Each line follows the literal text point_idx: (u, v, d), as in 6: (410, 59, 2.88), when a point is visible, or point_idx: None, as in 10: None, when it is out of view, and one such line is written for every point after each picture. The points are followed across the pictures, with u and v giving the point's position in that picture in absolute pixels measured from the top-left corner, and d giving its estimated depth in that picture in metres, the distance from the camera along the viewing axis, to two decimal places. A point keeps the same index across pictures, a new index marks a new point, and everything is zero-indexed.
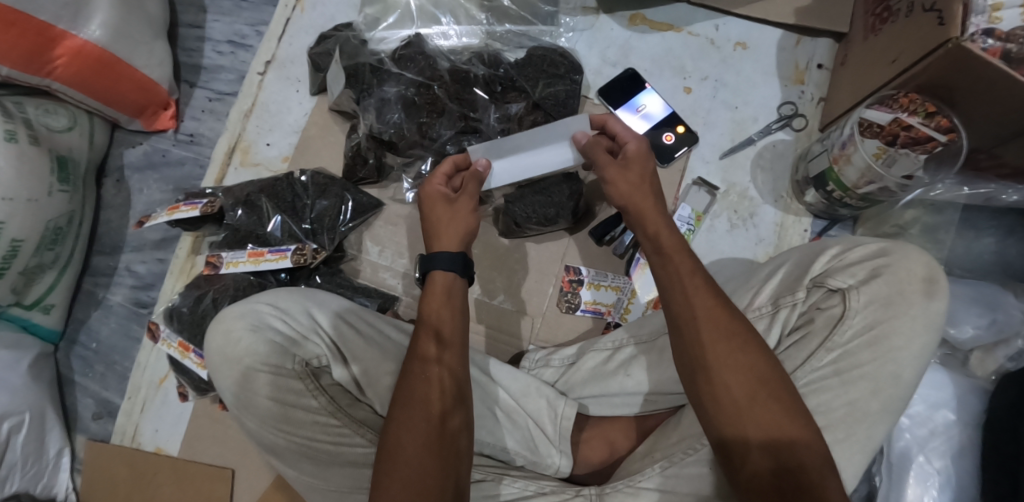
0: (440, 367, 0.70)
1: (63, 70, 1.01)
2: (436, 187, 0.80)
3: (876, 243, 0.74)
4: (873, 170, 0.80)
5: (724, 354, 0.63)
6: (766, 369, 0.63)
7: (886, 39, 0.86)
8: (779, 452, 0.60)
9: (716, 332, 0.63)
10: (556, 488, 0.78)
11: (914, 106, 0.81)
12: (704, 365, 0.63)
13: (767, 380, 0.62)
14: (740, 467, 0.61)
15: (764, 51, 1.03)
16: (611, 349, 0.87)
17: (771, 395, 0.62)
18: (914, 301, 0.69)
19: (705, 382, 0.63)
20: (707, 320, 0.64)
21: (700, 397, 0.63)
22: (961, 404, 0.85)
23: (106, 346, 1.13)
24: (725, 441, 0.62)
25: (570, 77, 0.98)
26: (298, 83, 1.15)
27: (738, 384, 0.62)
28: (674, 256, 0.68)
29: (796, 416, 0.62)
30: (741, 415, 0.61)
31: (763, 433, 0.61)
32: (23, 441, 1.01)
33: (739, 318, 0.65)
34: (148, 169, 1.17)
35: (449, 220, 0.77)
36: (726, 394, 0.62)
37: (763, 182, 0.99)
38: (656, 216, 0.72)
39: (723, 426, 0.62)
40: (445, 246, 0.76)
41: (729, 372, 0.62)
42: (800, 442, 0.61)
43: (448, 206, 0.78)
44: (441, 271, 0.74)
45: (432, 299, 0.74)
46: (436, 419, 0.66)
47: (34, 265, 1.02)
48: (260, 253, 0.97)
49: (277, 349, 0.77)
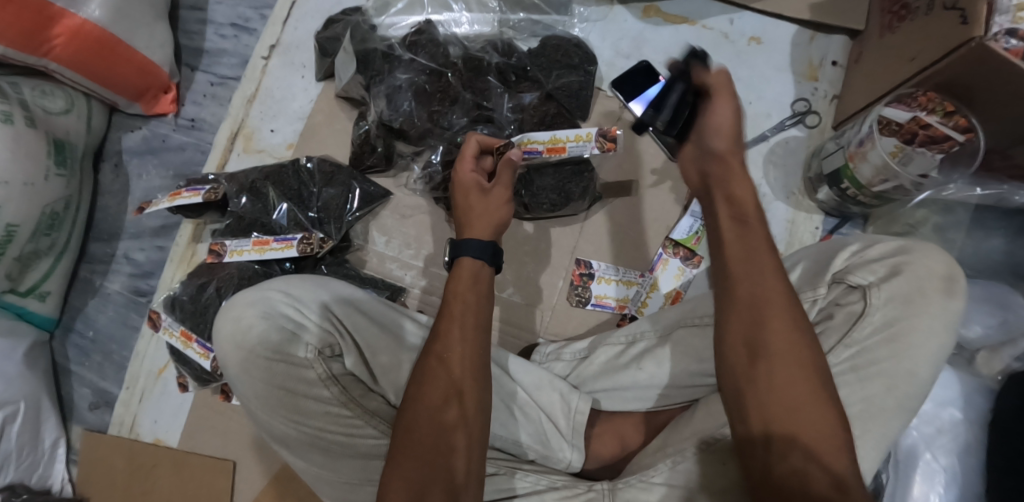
0: (447, 354, 0.68)
1: (61, 50, 0.97)
2: (469, 174, 0.79)
3: (895, 241, 0.74)
4: (888, 168, 0.80)
5: (791, 342, 0.59)
6: (821, 368, 0.59)
7: (903, 37, 0.86)
8: (825, 454, 0.56)
9: (786, 319, 0.60)
10: (568, 483, 0.77)
11: (933, 105, 0.81)
12: (765, 353, 0.59)
13: (824, 380, 0.59)
14: (777, 463, 0.57)
15: (777, 46, 1.02)
16: (624, 343, 0.86)
17: (826, 395, 0.58)
18: (934, 300, 0.69)
19: (765, 369, 0.59)
20: (775, 305, 0.60)
21: (754, 386, 0.59)
22: (968, 403, 0.85)
23: (104, 335, 1.11)
24: (771, 436, 0.58)
25: (584, 68, 0.98)
26: (303, 69, 1.13)
27: (797, 376, 0.58)
28: (752, 231, 0.63)
29: (844, 423, 0.58)
30: (798, 408, 0.57)
31: (812, 434, 0.57)
32: (19, 430, 0.98)
33: (804, 312, 0.61)
34: (147, 154, 1.14)
35: (483, 212, 0.76)
36: (783, 385, 0.58)
37: (775, 178, 0.99)
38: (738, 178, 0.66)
39: (778, 418, 0.58)
40: (477, 234, 0.74)
41: (795, 362, 0.59)
42: (844, 450, 0.57)
43: (482, 196, 0.77)
44: (469, 258, 0.73)
45: (459, 282, 0.72)
46: (434, 406, 0.66)
47: (30, 251, 0.99)
48: (266, 242, 0.95)
49: (291, 336, 0.75)
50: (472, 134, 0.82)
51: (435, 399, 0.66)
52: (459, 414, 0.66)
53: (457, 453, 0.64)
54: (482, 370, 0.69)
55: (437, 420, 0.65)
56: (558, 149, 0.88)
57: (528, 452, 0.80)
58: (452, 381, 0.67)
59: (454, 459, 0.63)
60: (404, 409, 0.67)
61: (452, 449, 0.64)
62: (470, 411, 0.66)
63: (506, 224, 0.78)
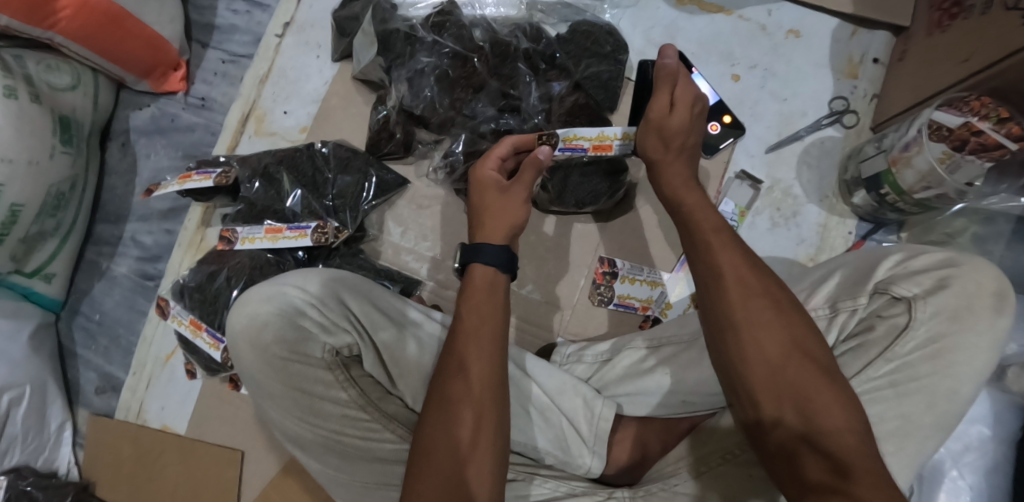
0: (465, 369, 0.65)
1: (67, 23, 0.93)
2: (488, 171, 0.75)
3: (943, 251, 0.70)
4: (934, 174, 0.78)
5: (754, 310, 0.63)
6: (798, 332, 0.62)
7: (954, 36, 0.84)
8: (812, 415, 0.59)
9: (746, 291, 0.64)
10: (588, 490, 0.76)
11: (986, 110, 0.77)
12: (733, 324, 0.63)
13: (800, 340, 0.62)
14: (772, 429, 0.61)
15: (817, 40, 0.99)
16: (646, 348, 0.84)
17: (805, 354, 0.61)
18: (982, 317, 0.66)
19: (734, 341, 0.63)
20: (734, 278, 0.64)
21: (731, 359, 0.63)
22: (998, 420, 0.83)
23: (110, 318, 1.08)
24: (759, 405, 0.62)
25: (615, 57, 0.93)
26: (319, 49, 1.08)
27: (772, 340, 0.62)
28: (698, 214, 0.70)
29: (833, 379, 0.61)
30: (775, 373, 0.61)
31: (797, 396, 0.60)
32: (23, 414, 0.97)
33: (769, 278, 0.65)
34: (156, 134, 1.11)
35: (500, 213, 0.73)
36: (756, 352, 0.62)
37: (808, 179, 0.96)
38: (677, 169, 0.73)
39: (759, 385, 0.62)
40: (492, 238, 0.72)
41: (766, 330, 0.62)
42: (834, 406, 0.59)
43: (500, 195, 0.74)
44: (483, 264, 0.70)
45: (473, 294, 0.69)
46: (452, 430, 0.63)
47: (35, 232, 0.96)
48: (278, 230, 0.93)
49: (305, 335, 0.72)
50: (508, 136, 0.79)
51: (457, 420, 0.63)
52: (476, 433, 0.63)
53: (472, 477, 0.61)
54: (502, 386, 0.66)
55: (450, 433, 0.63)
56: (604, 147, 0.83)
57: (547, 457, 0.78)
58: (471, 401, 0.64)
59: (468, 481, 0.61)
60: (422, 427, 0.65)
61: (465, 472, 0.61)
62: (490, 432, 0.63)
63: (523, 227, 0.75)
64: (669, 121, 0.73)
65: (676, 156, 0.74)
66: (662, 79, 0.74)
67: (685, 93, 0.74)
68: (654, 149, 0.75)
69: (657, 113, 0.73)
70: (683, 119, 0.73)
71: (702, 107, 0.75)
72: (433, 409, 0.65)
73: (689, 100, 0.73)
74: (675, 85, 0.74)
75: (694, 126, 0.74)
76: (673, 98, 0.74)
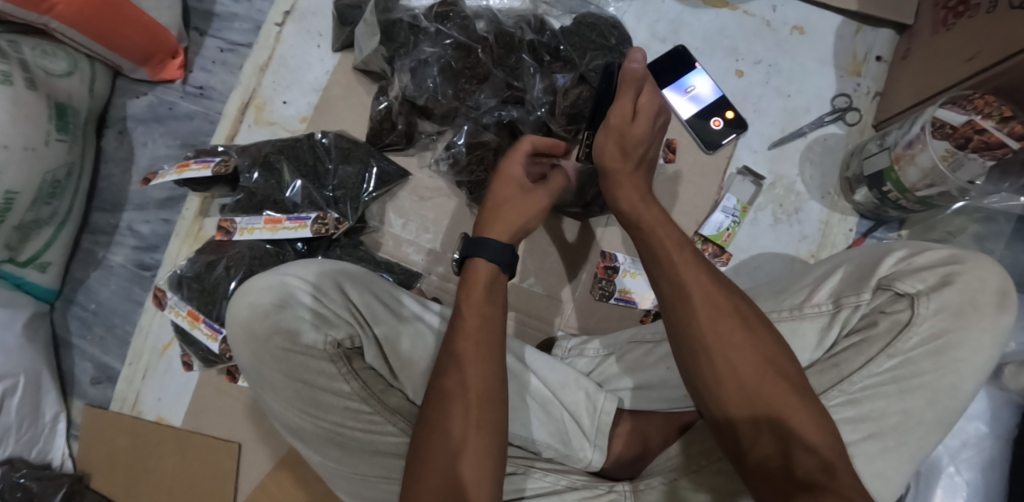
0: (461, 372, 0.65)
1: (64, 8, 0.91)
2: (515, 168, 0.77)
3: (947, 249, 0.70)
4: (937, 172, 0.78)
5: (725, 331, 0.64)
6: (770, 352, 0.63)
7: (959, 34, 0.84)
8: (791, 434, 0.60)
9: (715, 313, 0.64)
10: (587, 482, 0.74)
11: (989, 109, 0.78)
12: (705, 346, 0.64)
13: (773, 358, 0.63)
14: (752, 449, 0.61)
15: (821, 37, 0.99)
16: (651, 342, 0.83)
17: (779, 372, 0.62)
18: (985, 313, 0.66)
19: (708, 362, 0.63)
20: (704, 300, 0.65)
21: (704, 381, 0.64)
22: (994, 417, 0.84)
23: (106, 309, 1.07)
24: (736, 425, 0.62)
25: (619, 50, 0.92)
26: (319, 38, 1.07)
27: (744, 360, 0.63)
28: (658, 230, 0.71)
29: (805, 394, 0.61)
30: (750, 392, 0.62)
31: (773, 413, 0.61)
32: (18, 404, 0.95)
33: (736, 296, 0.66)
34: (153, 122, 1.09)
35: (517, 210, 0.75)
36: (730, 373, 0.62)
37: (810, 176, 0.96)
38: (626, 178, 0.74)
39: (732, 403, 0.62)
40: (498, 234, 0.74)
41: (742, 352, 0.63)
42: (810, 424, 0.60)
43: (521, 193, 0.76)
44: (485, 259, 0.72)
45: (473, 290, 0.70)
46: (451, 435, 0.63)
47: (30, 220, 0.95)
48: (278, 221, 0.92)
49: (292, 336, 0.71)
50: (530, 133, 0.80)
51: (452, 427, 0.63)
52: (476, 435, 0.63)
53: (470, 483, 0.61)
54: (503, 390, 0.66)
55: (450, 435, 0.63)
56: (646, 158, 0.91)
57: (549, 451, 0.77)
58: (465, 405, 0.64)
59: (466, 487, 0.60)
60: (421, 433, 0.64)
61: (463, 477, 0.61)
62: (486, 439, 0.63)
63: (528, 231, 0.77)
64: (630, 129, 0.74)
65: (628, 170, 0.74)
66: (626, 84, 0.74)
67: (650, 102, 0.75)
68: (613, 156, 0.74)
69: (619, 118, 0.73)
70: (642, 129, 0.74)
71: (662, 120, 0.77)
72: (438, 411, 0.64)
73: (652, 110, 0.74)
74: (640, 91, 0.74)
75: (654, 136, 0.76)
76: (635, 104, 0.74)
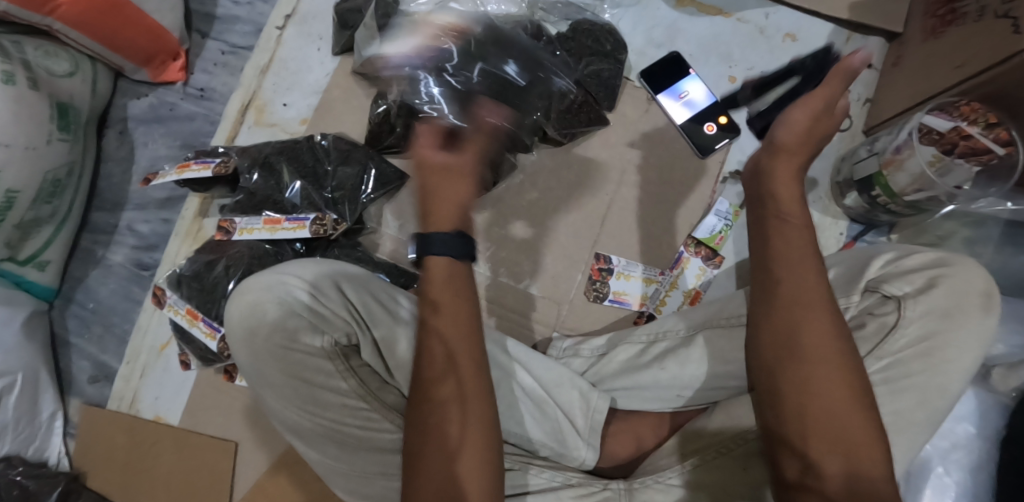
0: (455, 368, 0.65)
1: (67, 9, 0.92)
2: (436, 156, 0.69)
3: (933, 252, 0.72)
4: (925, 178, 0.80)
5: (824, 346, 0.63)
6: (862, 382, 0.62)
7: (948, 43, 0.86)
8: (838, 458, 0.60)
9: (818, 324, 0.64)
10: (583, 481, 0.75)
11: (976, 116, 0.81)
12: (794, 351, 0.63)
13: (860, 388, 0.62)
14: (795, 461, 0.61)
15: (814, 44, 1.01)
16: (646, 342, 0.85)
17: (865, 404, 0.61)
18: (972, 316, 0.68)
19: (794, 367, 0.63)
20: (804, 308, 0.65)
21: (779, 386, 0.64)
22: (983, 418, 0.85)
23: (105, 307, 1.08)
24: (792, 436, 0.62)
25: (614, 56, 0.98)
26: (320, 41, 1.09)
27: (834, 380, 0.62)
28: (791, 232, 0.69)
29: (877, 430, 0.61)
30: (829, 413, 0.61)
31: (843, 438, 0.60)
32: (15, 402, 0.96)
33: (839, 318, 0.65)
34: (154, 123, 1.10)
35: (447, 198, 0.68)
36: (808, 386, 0.62)
37: (802, 181, 0.98)
38: (788, 180, 0.70)
39: (809, 417, 0.61)
40: (441, 227, 0.68)
41: (805, 369, 0.63)
42: (873, 459, 0.59)
43: (448, 179, 0.69)
44: (438, 257, 0.68)
45: (433, 288, 0.68)
46: (446, 435, 0.63)
47: (31, 218, 0.96)
48: (277, 221, 0.93)
49: (297, 337, 0.71)
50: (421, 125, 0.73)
51: (449, 427, 0.64)
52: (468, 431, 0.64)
53: (465, 480, 0.62)
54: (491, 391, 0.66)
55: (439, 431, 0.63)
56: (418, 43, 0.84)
57: (543, 448, 0.78)
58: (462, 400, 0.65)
59: (463, 485, 0.61)
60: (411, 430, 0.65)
61: (458, 475, 0.62)
62: (484, 433, 0.64)
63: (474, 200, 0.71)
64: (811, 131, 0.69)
65: (790, 169, 0.71)
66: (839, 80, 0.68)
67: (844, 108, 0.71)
68: (789, 151, 0.70)
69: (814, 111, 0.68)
70: (825, 128, 0.70)
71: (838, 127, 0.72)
72: (430, 412, 0.64)
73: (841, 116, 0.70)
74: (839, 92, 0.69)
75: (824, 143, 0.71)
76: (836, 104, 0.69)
